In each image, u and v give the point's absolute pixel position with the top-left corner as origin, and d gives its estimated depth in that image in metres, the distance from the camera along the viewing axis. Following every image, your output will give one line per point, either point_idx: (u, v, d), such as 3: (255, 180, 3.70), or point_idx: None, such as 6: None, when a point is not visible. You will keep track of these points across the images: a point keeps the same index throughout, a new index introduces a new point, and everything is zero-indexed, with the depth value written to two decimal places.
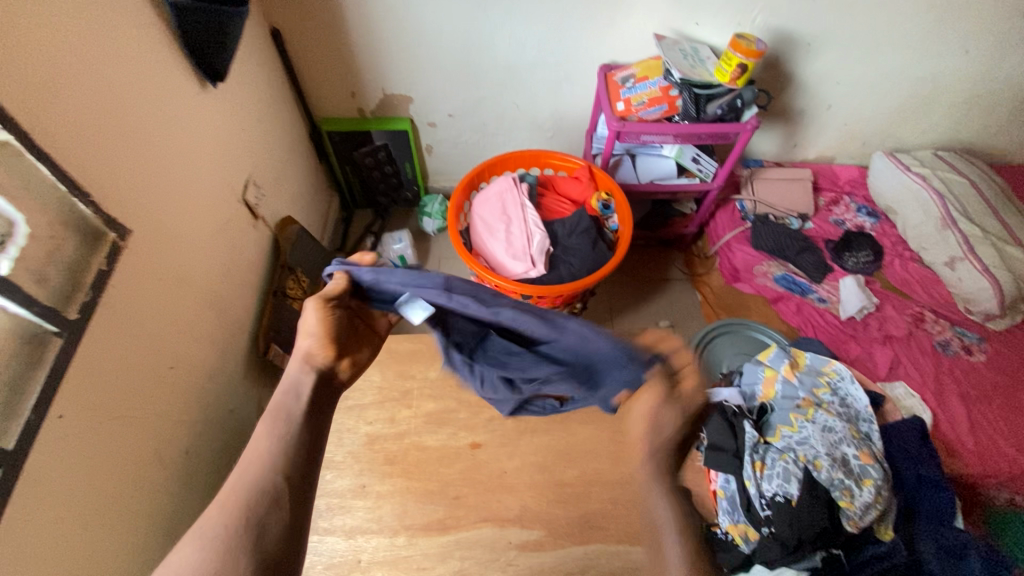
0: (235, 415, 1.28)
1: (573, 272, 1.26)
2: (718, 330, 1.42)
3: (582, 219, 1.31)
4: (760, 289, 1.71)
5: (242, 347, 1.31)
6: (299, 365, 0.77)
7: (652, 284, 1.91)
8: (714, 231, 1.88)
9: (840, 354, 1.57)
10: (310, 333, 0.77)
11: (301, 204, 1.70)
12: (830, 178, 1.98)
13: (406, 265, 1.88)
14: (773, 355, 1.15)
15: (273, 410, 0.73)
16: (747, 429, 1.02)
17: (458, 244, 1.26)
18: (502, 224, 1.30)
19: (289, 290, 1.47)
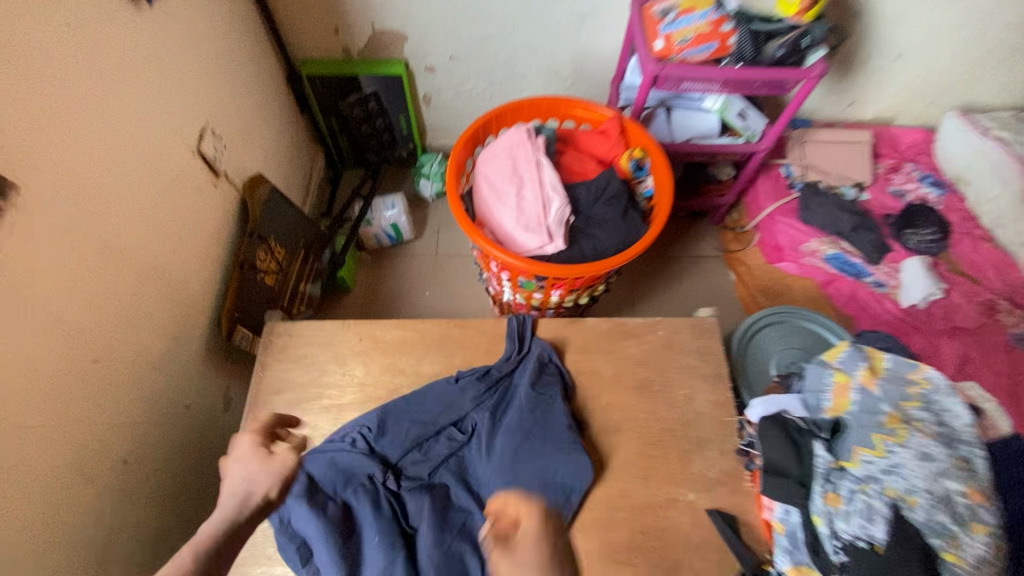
0: (193, 410, 1.08)
1: (598, 248, 1.03)
2: (767, 319, 1.18)
3: (610, 181, 1.07)
4: (807, 271, 1.50)
5: (200, 329, 1.10)
6: (251, 486, 0.75)
7: (681, 261, 1.67)
8: (754, 201, 1.64)
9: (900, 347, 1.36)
10: (248, 457, 0.78)
11: (278, 162, 1.46)
12: (890, 142, 1.72)
13: (400, 234, 1.64)
14: (847, 356, 0.92)
15: (218, 525, 0.70)
16: (818, 451, 0.82)
17: (458, 210, 1.02)
18: (513, 186, 1.05)
19: (259, 262, 1.25)
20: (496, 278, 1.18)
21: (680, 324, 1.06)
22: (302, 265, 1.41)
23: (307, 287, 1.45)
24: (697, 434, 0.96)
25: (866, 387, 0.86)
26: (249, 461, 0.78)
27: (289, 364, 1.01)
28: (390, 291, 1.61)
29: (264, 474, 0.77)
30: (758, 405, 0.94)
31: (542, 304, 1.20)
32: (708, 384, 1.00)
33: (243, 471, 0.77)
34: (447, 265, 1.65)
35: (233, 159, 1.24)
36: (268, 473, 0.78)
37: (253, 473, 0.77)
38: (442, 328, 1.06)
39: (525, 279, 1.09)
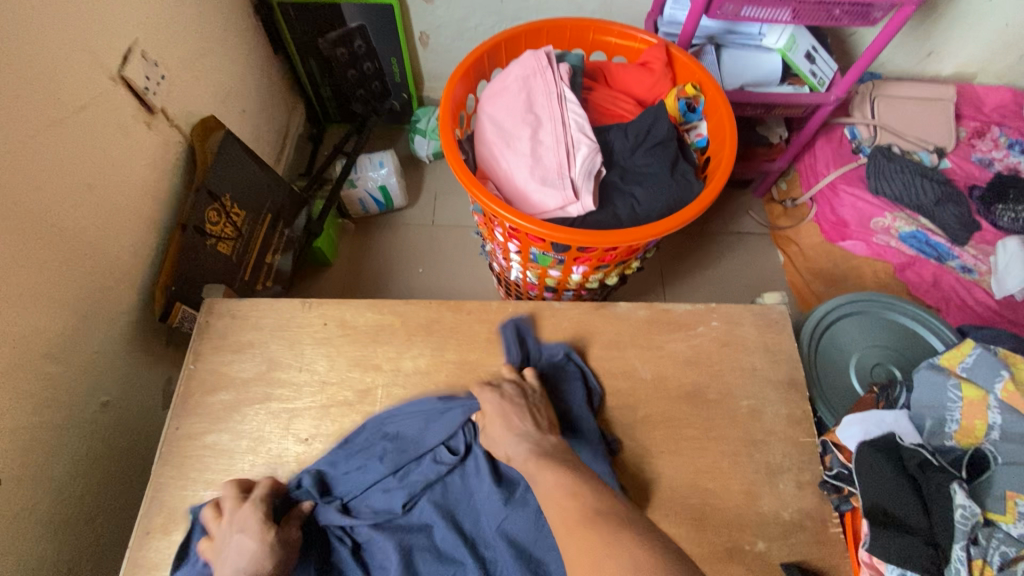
0: (114, 409, 0.85)
1: (638, 210, 0.78)
2: (843, 309, 0.93)
3: (655, 125, 0.82)
4: (878, 252, 1.24)
5: (124, 308, 0.87)
6: (255, 571, 0.59)
7: (719, 238, 1.42)
8: (810, 168, 1.37)
9: None
10: (250, 528, 0.62)
11: (242, 108, 1.22)
12: (971, 102, 1.44)
13: (389, 200, 1.39)
14: (979, 358, 0.66)
15: None
16: (957, 498, 0.57)
17: (454, 157, 0.77)
18: (527, 128, 0.80)
19: (209, 225, 1.01)
20: (503, 249, 0.94)
21: (738, 312, 0.82)
22: (269, 233, 1.17)
23: (275, 258, 1.20)
24: (764, 459, 0.72)
25: (1016, 408, 0.62)
26: (248, 535, 0.61)
27: (231, 355, 0.77)
28: (376, 266, 1.37)
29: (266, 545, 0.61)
30: (856, 427, 0.68)
31: (559, 284, 0.95)
32: (777, 392, 0.77)
33: (247, 547, 0.60)
34: (444, 237, 1.41)
35: (176, 96, 0.99)
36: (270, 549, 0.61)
37: (253, 556, 0.60)
38: (431, 311, 0.82)
39: (540, 251, 0.85)
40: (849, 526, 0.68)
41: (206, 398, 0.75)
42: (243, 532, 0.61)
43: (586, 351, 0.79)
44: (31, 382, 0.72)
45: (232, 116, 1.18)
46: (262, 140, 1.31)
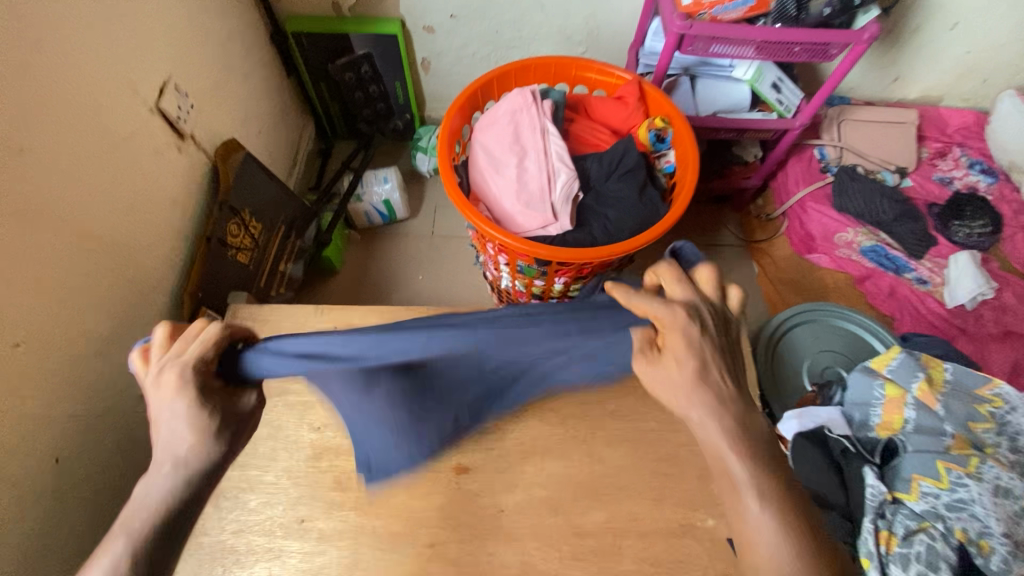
0: (148, 401, 0.96)
1: (610, 229, 0.89)
2: (797, 318, 1.04)
3: (627, 154, 0.93)
4: (840, 264, 1.35)
5: (158, 312, 0.98)
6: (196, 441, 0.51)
7: (699, 250, 1.52)
8: (783, 186, 1.48)
9: None
10: (185, 410, 0.51)
11: (259, 128, 1.33)
12: (934, 125, 1.54)
13: (392, 212, 1.50)
14: (901, 362, 0.77)
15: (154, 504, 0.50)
16: (869, 479, 0.68)
17: (450, 182, 0.89)
18: (514, 156, 0.91)
19: (230, 238, 1.12)
20: (494, 262, 1.05)
21: None
22: (282, 243, 1.29)
23: (288, 267, 1.32)
24: None
25: (927, 405, 0.73)
26: (181, 423, 0.51)
27: None
28: (380, 273, 1.48)
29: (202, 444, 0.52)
30: (792, 421, 0.79)
31: (545, 293, 1.06)
32: None
33: (181, 436, 0.51)
34: (444, 247, 1.52)
35: (202, 120, 1.10)
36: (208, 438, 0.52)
37: (188, 423, 0.51)
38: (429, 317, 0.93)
39: (525, 264, 0.96)
40: None
41: None
42: (171, 424, 0.51)
43: None
44: (80, 375, 0.82)
45: (250, 136, 1.29)
46: (276, 156, 1.42)
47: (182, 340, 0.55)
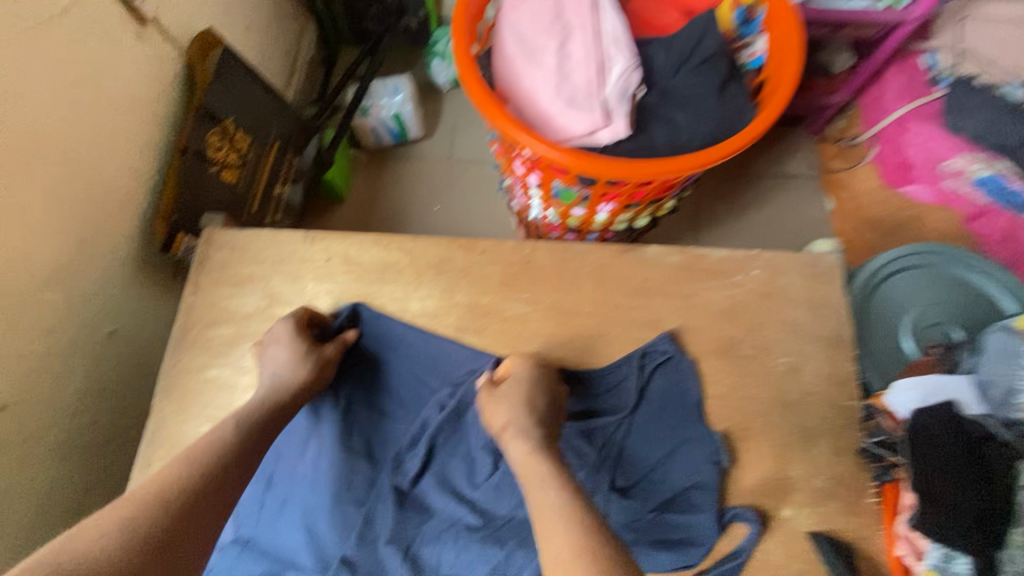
0: (119, 338, 0.84)
1: (678, 139, 0.68)
2: (902, 262, 0.83)
3: (707, 35, 0.70)
4: (947, 199, 1.08)
5: (126, 235, 0.84)
6: (293, 377, 0.63)
7: (762, 180, 1.29)
8: (876, 102, 1.21)
9: None
10: (285, 341, 0.66)
11: (247, 24, 1.12)
12: None
13: (404, 130, 1.30)
14: None
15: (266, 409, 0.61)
16: None
17: (469, 73, 0.68)
18: (555, 39, 0.70)
19: (212, 150, 0.94)
20: (523, 184, 0.86)
21: (783, 261, 0.73)
22: (276, 163, 1.10)
23: (284, 191, 1.14)
24: (799, 422, 0.66)
25: None
26: (285, 346, 0.65)
27: (230, 289, 0.73)
28: (390, 201, 1.30)
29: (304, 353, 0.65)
30: (911, 393, 0.60)
31: (583, 224, 0.88)
32: (818, 349, 0.69)
33: (288, 356, 0.65)
34: (462, 173, 1.32)
35: (173, 5, 0.90)
36: (303, 367, 0.64)
37: (287, 363, 0.64)
38: (441, 249, 0.75)
39: (563, 185, 0.76)
40: (887, 499, 0.62)
41: (205, 331, 0.72)
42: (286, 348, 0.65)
43: (608, 297, 0.72)
44: (26, 309, 0.69)
45: (236, 33, 1.08)
46: (271, 62, 1.22)
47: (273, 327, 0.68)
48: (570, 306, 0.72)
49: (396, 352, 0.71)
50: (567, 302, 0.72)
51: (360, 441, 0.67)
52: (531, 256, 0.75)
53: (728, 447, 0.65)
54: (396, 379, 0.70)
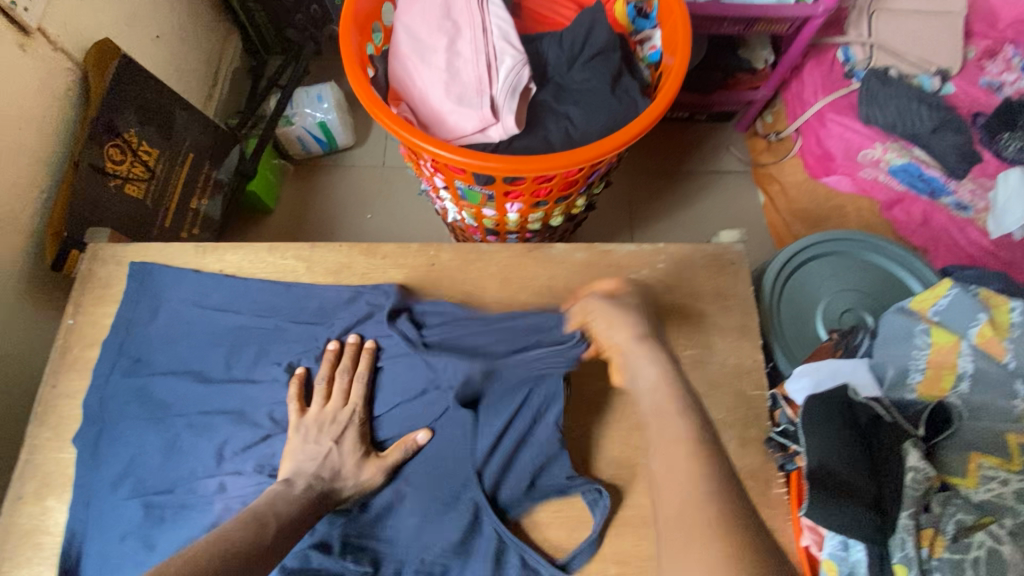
0: (7, 363, 0.79)
1: (573, 134, 0.67)
2: (819, 249, 0.83)
3: (597, 30, 0.70)
4: (863, 188, 1.13)
5: (11, 257, 0.79)
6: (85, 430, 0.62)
7: (693, 178, 1.30)
8: (797, 96, 1.22)
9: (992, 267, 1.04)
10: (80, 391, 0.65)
11: (158, 33, 1.07)
12: (982, 16, 1.22)
13: (331, 139, 1.27)
14: (954, 302, 0.58)
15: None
16: (910, 460, 0.49)
17: (356, 70, 0.65)
18: (443, 37, 0.68)
19: (110, 163, 0.90)
20: (432, 187, 0.83)
21: (688, 254, 0.73)
22: (192, 176, 1.06)
23: (202, 204, 1.10)
24: (705, 414, 0.65)
25: (992, 356, 0.54)
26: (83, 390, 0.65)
27: (115, 307, 0.69)
28: (321, 211, 1.27)
29: (352, 465, 0.61)
30: (805, 378, 0.60)
31: (499, 226, 0.85)
32: (724, 340, 0.68)
33: (337, 456, 0.61)
34: (395, 179, 1.30)
35: (59, 14, 0.85)
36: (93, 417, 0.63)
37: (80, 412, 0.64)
38: (340, 255, 0.72)
39: (465, 185, 0.74)
40: (793, 483, 0.61)
41: (86, 352, 0.67)
42: (340, 444, 0.61)
43: (515, 298, 0.70)
44: None
45: (143, 43, 1.03)
46: (190, 73, 1.18)
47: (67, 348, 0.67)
48: (475, 309, 0.70)
49: (288, 299, 0.69)
50: (471, 305, 0.70)
51: (211, 346, 0.67)
52: (435, 258, 0.72)
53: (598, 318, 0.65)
54: (268, 307, 0.68)
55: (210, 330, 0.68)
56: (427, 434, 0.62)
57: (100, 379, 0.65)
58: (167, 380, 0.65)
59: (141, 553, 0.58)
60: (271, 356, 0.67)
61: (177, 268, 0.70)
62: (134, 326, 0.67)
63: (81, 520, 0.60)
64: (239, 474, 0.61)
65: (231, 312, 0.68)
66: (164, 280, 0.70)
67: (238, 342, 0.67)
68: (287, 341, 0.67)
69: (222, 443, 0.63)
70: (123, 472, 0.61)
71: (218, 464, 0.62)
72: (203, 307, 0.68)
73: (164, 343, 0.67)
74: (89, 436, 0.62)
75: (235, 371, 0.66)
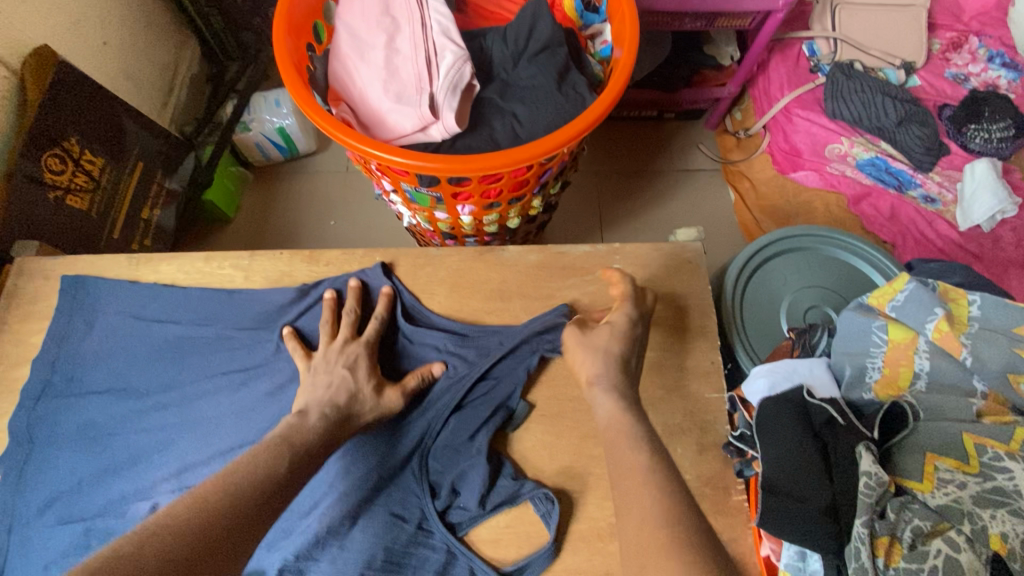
0: None
1: (519, 131, 0.65)
2: (783, 245, 0.81)
3: (542, 26, 0.68)
4: (832, 183, 1.11)
5: None
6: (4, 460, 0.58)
7: (663, 176, 1.28)
8: (765, 92, 1.19)
9: (962, 259, 1.03)
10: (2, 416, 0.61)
11: (105, 39, 1.03)
12: (946, 9, 1.22)
13: (292, 144, 1.23)
14: (911, 296, 0.55)
15: None
16: (863, 464, 0.47)
17: (289, 68, 0.62)
18: (382, 35, 0.66)
19: (49, 174, 0.86)
20: (382, 190, 0.80)
21: (644, 254, 0.71)
22: (142, 185, 1.03)
23: (154, 214, 1.07)
24: (661, 419, 0.62)
25: (950, 353, 0.52)
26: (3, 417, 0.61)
27: (42, 324, 0.66)
28: (283, 218, 1.24)
29: (369, 392, 0.59)
30: (761, 381, 0.57)
31: (455, 230, 0.82)
32: (682, 343, 0.66)
33: (351, 383, 0.59)
34: (359, 185, 1.27)
35: None
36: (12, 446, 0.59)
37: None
38: (282, 264, 0.69)
39: (411, 188, 0.71)
40: (752, 490, 0.58)
41: (9, 373, 0.63)
42: (354, 371, 0.60)
43: (464, 305, 0.68)
44: None
45: (89, 49, 1.00)
46: (143, 79, 1.14)
47: None
48: (423, 317, 0.67)
49: (230, 307, 0.66)
50: (419, 313, 0.67)
51: (151, 359, 0.63)
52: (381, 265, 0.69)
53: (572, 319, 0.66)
54: (209, 316, 0.65)
55: (144, 344, 0.64)
56: (440, 365, 0.64)
57: (27, 400, 0.61)
58: (100, 397, 0.61)
59: None
60: (206, 372, 0.63)
61: (115, 279, 0.67)
62: (63, 342, 0.64)
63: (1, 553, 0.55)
64: (174, 494, 0.57)
65: (170, 323, 0.65)
66: (98, 292, 0.66)
67: (170, 358, 0.63)
68: (229, 351, 0.64)
69: (157, 462, 0.59)
70: (51, 498, 0.58)
71: (151, 486, 0.58)
72: (140, 319, 0.65)
73: (95, 360, 0.63)
74: (16, 459, 0.59)
75: (174, 384, 0.62)
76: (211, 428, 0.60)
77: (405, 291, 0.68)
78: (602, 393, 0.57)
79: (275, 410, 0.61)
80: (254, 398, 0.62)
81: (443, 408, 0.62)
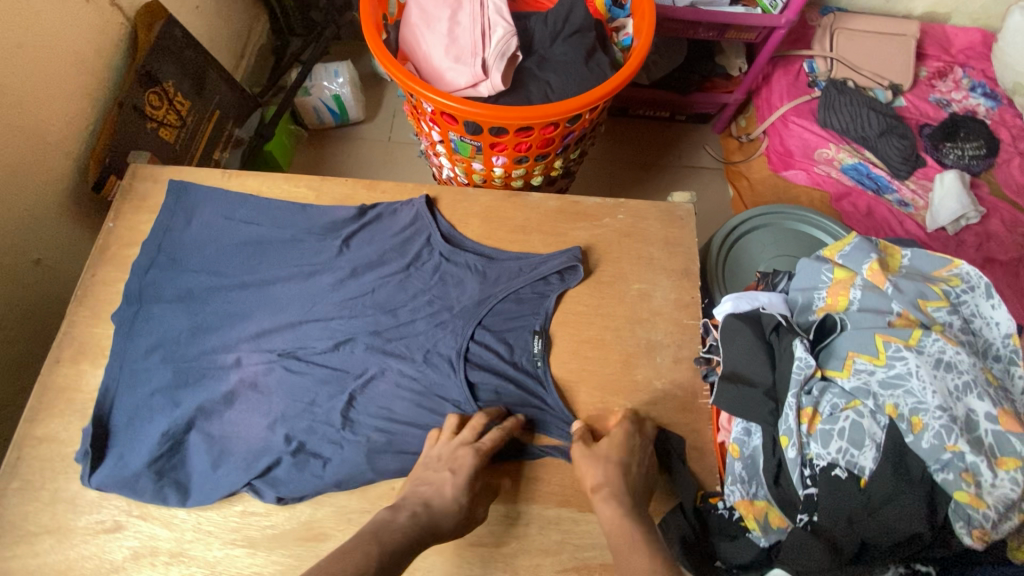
0: (45, 268, 0.91)
1: (551, 95, 0.80)
2: (762, 220, 0.96)
3: (576, 13, 0.83)
4: (818, 181, 1.25)
5: (61, 179, 0.91)
6: (118, 313, 0.73)
7: (670, 169, 1.43)
8: (766, 102, 1.34)
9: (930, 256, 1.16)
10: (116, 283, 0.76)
11: (197, 3, 1.20)
12: (936, 41, 1.36)
13: (344, 111, 1.40)
14: (854, 247, 0.68)
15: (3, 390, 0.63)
16: (797, 352, 0.60)
17: (371, 29, 0.78)
18: (447, 9, 0.81)
19: (150, 108, 1.02)
20: (429, 143, 0.95)
21: (644, 209, 0.85)
22: (216, 130, 1.19)
23: (223, 156, 1.23)
24: (646, 335, 0.76)
25: (876, 285, 0.64)
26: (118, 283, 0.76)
27: (149, 217, 0.80)
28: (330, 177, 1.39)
29: (459, 503, 0.59)
30: (727, 300, 0.70)
31: (487, 182, 0.97)
32: (668, 279, 0.80)
33: (449, 489, 0.60)
34: (399, 153, 1.42)
35: None
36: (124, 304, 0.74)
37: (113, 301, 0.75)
38: (346, 188, 0.84)
39: (457, 136, 0.86)
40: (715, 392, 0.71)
41: (121, 251, 0.78)
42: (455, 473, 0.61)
43: (491, 234, 0.82)
44: None
45: (185, 11, 1.16)
46: (222, 43, 1.31)
47: (104, 248, 0.78)
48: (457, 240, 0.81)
49: (303, 216, 0.80)
50: (454, 234, 0.81)
51: (239, 249, 0.78)
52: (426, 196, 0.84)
53: (581, 258, 0.80)
54: (286, 221, 0.80)
55: (232, 238, 0.79)
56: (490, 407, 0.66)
57: (138, 271, 0.76)
58: (195, 274, 0.76)
59: (166, 407, 0.69)
60: (279, 265, 0.77)
61: (212, 187, 0.82)
62: (167, 231, 0.78)
63: (115, 382, 0.69)
64: (254, 352, 0.72)
65: (254, 223, 0.79)
66: (198, 196, 0.81)
67: (251, 251, 0.78)
68: (300, 250, 0.78)
69: (241, 328, 0.73)
70: (155, 345, 0.72)
71: (236, 343, 0.73)
72: (230, 219, 0.79)
73: (192, 247, 0.78)
74: (127, 313, 0.73)
75: (256, 271, 0.77)
76: (285, 306, 0.75)
77: (442, 222, 0.81)
78: (603, 501, 0.60)
79: (336, 297, 0.76)
80: (319, 287, 0.76)
81: (470, 311, 0.75)
